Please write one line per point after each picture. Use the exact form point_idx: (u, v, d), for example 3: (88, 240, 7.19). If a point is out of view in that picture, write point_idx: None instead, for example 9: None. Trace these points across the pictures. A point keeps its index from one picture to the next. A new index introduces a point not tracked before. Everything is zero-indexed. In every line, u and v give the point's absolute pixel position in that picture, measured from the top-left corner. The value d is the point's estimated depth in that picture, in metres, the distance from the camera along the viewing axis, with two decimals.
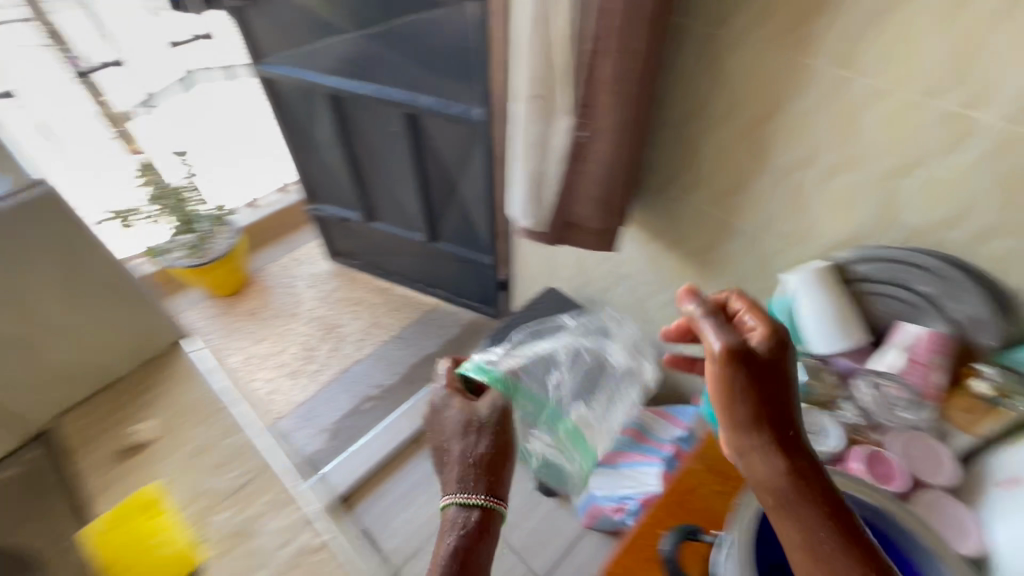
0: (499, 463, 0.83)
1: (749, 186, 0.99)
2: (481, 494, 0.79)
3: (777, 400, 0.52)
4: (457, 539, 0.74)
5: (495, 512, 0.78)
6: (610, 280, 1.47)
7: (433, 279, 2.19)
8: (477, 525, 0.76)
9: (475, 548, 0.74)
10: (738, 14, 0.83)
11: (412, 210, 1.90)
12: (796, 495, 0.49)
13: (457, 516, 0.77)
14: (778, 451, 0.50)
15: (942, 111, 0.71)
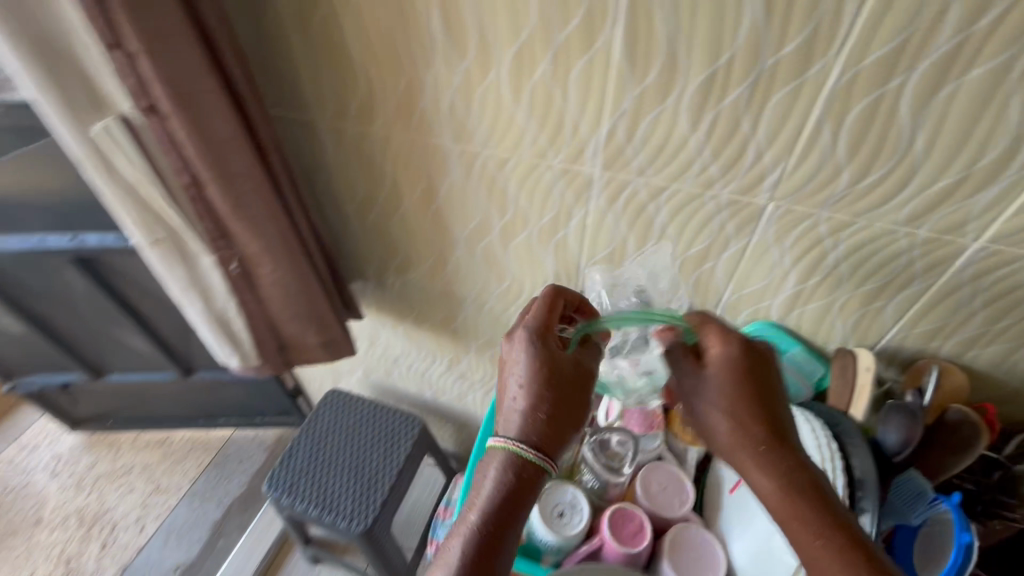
0: (571, 402, 0.57)
1: (449, 258, 0.94)
2: (536, 445, 0.54)
3: (753, 423, 0.56)
4: (505, 488, 0.52)
5: (542, 465, 0.54)
6: (386, 363, 1.36)
7: (214, 410, 1.86)
8: (521, 470, 0.53)
9: (513, 512, 0.52)
10: (349, 103, 0.75)
11: (145, 350, 1.57)
12: (801, 496, 0.52)
13: (511, 455, 0.54)
14: (766, 471, 0.54)
15: (555, 169, 0.71)
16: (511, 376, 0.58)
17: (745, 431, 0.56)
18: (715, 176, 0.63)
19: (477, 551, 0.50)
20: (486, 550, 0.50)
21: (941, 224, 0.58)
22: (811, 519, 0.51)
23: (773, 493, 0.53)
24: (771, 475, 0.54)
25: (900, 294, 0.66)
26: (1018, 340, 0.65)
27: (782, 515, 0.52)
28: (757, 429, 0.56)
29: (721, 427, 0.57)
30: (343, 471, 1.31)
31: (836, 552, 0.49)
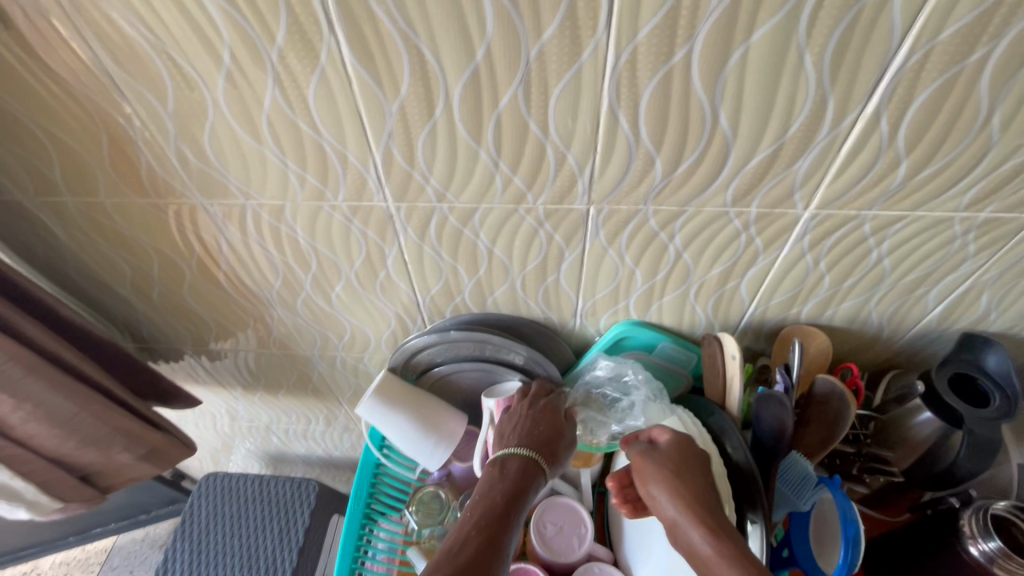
0: (549, 451, 0.61)
1: (272, 322, 0.78)
2: (541, 452, 0.61)
3: (693, 490, 0.51)
4: (506, 489, 0.56)
5: (538, 469, 0.59)
6: (260, 434, 1.18)
7: (84, 523, 1.59)
8: (522, 473, 0.58)
9: (512, 512, 0.55)
10: (49, 174, 0.56)
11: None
12: (739, 561, 0.44)
13: (517, 459, 0.59)
14: (703, 531, 0.47)
15: (342, 209, 0.57)
16: (515, 414, 0.65)
17: (682, 501, 0.50)
18: (523, 189, 0.52)
19: (476, 549, 0.50)
20: (482, 552, 0.50)
21: (768, 199, 0.51)
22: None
23: (710, 563, 0.46)
24: (707, 538, 0.47)
25: (748, 274, 0.61)
26: (867, 295, 0.62)
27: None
28: (691, 495, 0.50)
29: (664, 504, 0.51)
30: (238, 567, 1.13)
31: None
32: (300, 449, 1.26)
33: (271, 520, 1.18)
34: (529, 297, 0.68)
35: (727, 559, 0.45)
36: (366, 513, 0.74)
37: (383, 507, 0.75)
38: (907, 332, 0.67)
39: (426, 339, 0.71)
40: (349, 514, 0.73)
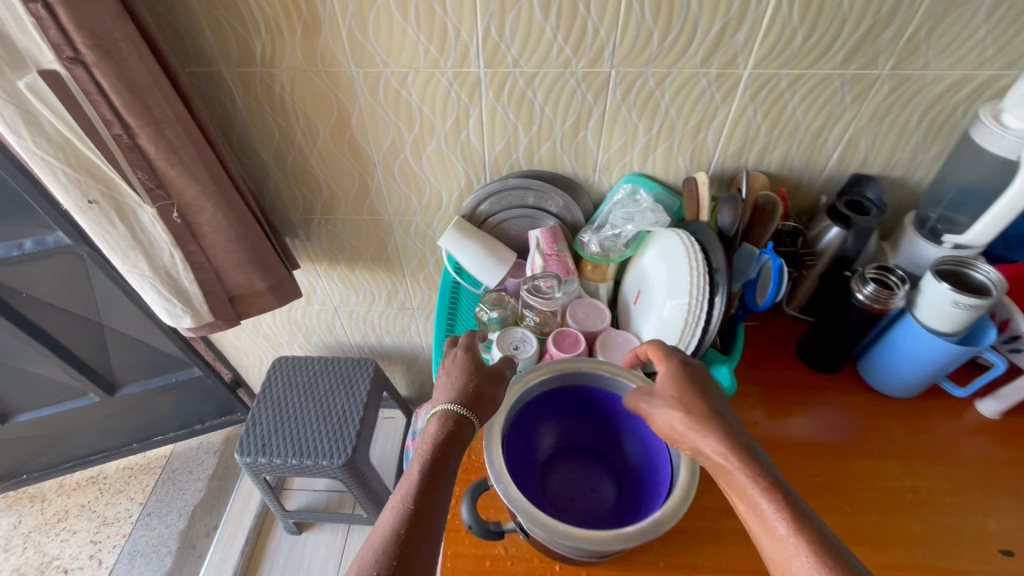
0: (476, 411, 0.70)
1: (371, 184, 1.06)
2: (464, 406, 0.69)
3: (696, 417, 0.66)
4: (433, 445, 0.65)
5: (464, 421, 0.68)
6: (327, 319, 1.44)
7: (147, 430, 1.80)
8: (447, 430, 0.67)
9: (436, 468, 0.63)
10: (252, 48, 0.84)
11: (61, 373, 1.50)
12: (752, 474, 0.60)
13: (440, 421, 0.68)
14: (722, 450, 0.62)
15: (449, 75, 0.86)
16: (440, 377, 0.75)
17: (699, 429, 0.65)
18: (570, 55, 0.83)
19: (404, 514, 0.58)
20: (411, 512, 0.58)
21: (723, 61, 0.83)
22: (757, 496, 0.58)
23: (729, 473, 0.61)
24: (720, 459, 0.62)
25: (712, 126, 0.92)
26: (790, 142, 0.94)
27: (738, 492, 0.60)
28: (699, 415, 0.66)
29: (676, 424, 0.67)
30: (314, 418, 1.37)
31: (786, 524, 0.56)
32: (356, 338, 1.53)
33: (337, 385, 1.43)
34: (565, 154, 0.98)
35: (742, 472, 0.61)
36: (450, 310, 1.06)
37: (461, 309, 1.07)
38: (819, 175, 0.99)
39: (489, 188, 1.01)
40: (440, 306, 1.05)
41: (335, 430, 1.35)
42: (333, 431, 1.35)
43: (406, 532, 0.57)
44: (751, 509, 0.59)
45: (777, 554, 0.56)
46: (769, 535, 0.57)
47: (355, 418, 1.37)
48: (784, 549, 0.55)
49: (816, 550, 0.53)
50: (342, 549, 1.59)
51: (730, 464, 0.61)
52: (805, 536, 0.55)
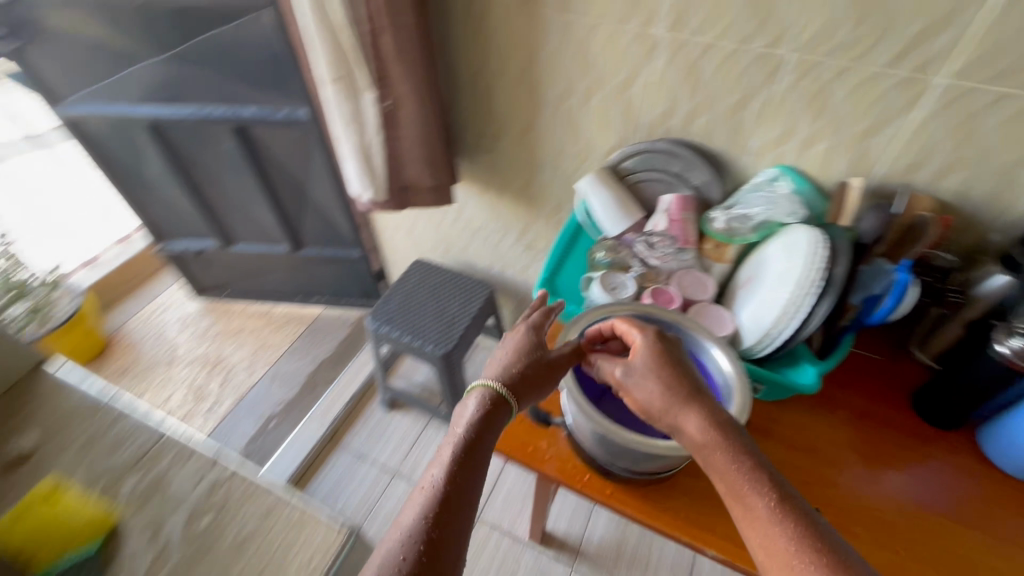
0: (521, 392, 0.79)
1: (537, 122, 1.20)
2: (505, 386, 0.79)
3: (681, 395, 0.70)
4: (472, 418, 0.75)
5: (505, 405, 0.78)
6: (465, 239, 1.65)
7: (309, 290, 2.23)
8: (486, 410, 0.76)
9: (466, 453, 0.72)
10: None
11: (269, 222, 1.94)
12: (737, 455, 0.64)
13: (478, 398, 0.78)
14: (703, 428, 0.67)
15: (632, 34, 0.96)
16: (499, 351, 0.85)
17: (686, 407, 0.69)
18: (750, 33, 0.87)
19: (434, 498, 0.67)
20: (440, 495, 0.67)
21: (913, 66, 0.80)
22: (741, 480, 0.62)
23: (709, 452, 0.66)
24: (703, 438, 0.66)
25: (883, 133, 0.89)
26: (971, 170, 0.87)
27: (718, 471, 0.64)
28: (683, 396, 0.70)
29: (653, 394, 0.71)
30: (432, 312, 1.60)
31: (767, 505, 0.60)
32: (483, 265, 1.72)
33: (457, 295, 1.64)
34: (718, 131, 1.02)
35: (726, 455, 0.65)
36: (568, 244, 1.17)
37: (577, 247, 1.17)
38: (999, 216, 0.89)
39: (638, 147, 1.09)
40: (559, 238, 1.16)
41: (443, 328, 1.57)
42: (442, 328, 1.56)
43: (424, 510, 0.66)
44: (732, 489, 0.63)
45: (754, 534, 0.60)
46: (749, 518, 0.61)
47: (463, 324, 1.57)
48: (762, 533, 0.59)
49: (799, 534, 0.58)
50: (416, 436, 1.83)
51: (717, 445, 0.65)
52: (786, 517, 0.59)
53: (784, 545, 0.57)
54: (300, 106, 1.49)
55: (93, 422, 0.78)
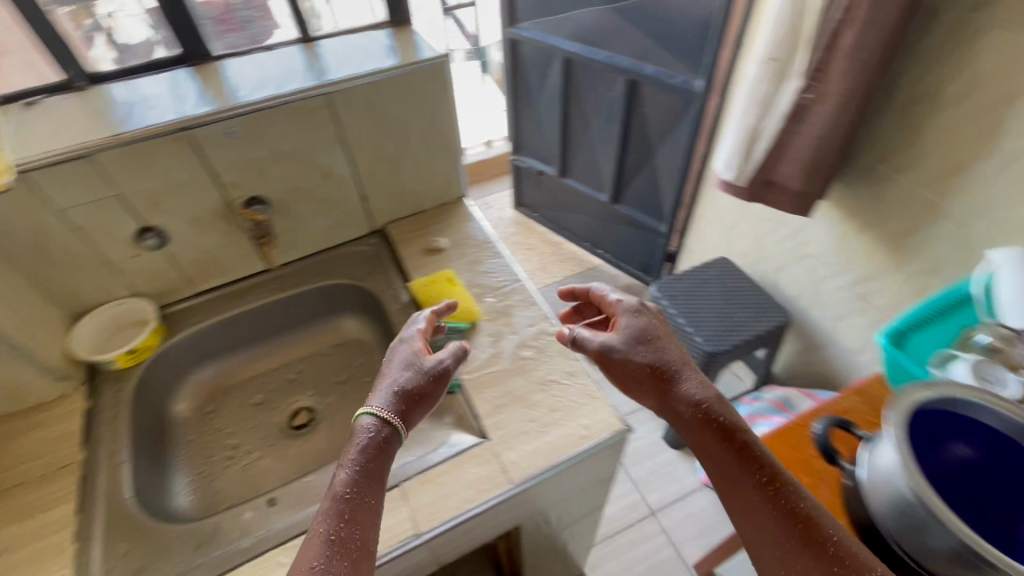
0: (370, 465, 0.54)
1: (972, 168, 0.98)
2: (395, 414, 0.58)
3: (651, 375, 0.60)
4: (354, 462, 0.54)
5: (393, 430, 0.57)
6: (786, 260, 1.52)
7: (599, 243, 2.40)
8: (371, 450, 0.55)
9: (363, 482, 0.52)
10: None
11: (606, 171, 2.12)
12: (731, 460, 0.53)
13: (367, 429, 0.56)
14: (700, 407, 0.57)
15: None
16: (388, 374, 0.62)
17: (664, 394, 0.59)
18: None
19: (339, 498, 0.51)
20: (349, 500, 0.51)
21: None
22: (752, 490, 0.51)
23: (712, 441, 0.55)
24: (696, 416, 0.56)
25: None
26: None
27: (714, 453, 0.55)
28: (647, 385, 0.61)
29: (630, 364, 0.62)
30: (720, 307, 1.54)
31: (779, 511, 0.50)
32: (786, 295, 1.56)
33: (752, 304, 1.53)
34: None
35: (698, 442, 0.56)
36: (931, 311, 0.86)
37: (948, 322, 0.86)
38: None
39: None
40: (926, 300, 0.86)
41: (725, 325, 1.49)
42: (724, 325, 1.49)
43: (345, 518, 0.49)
44: (703, 452, 0.56)
45: (731, 506, 0.53)
46: (729, 484, 0.53)
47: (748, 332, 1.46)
48: (760, 533, 0.50)
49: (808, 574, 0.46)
50: None
51: (687, 426, 0.57)
52: (785, 521, 0.49)
53: (779, 547, 0.48)
54: (698, 78, 1.55)
55: (480, 250, 1.02)
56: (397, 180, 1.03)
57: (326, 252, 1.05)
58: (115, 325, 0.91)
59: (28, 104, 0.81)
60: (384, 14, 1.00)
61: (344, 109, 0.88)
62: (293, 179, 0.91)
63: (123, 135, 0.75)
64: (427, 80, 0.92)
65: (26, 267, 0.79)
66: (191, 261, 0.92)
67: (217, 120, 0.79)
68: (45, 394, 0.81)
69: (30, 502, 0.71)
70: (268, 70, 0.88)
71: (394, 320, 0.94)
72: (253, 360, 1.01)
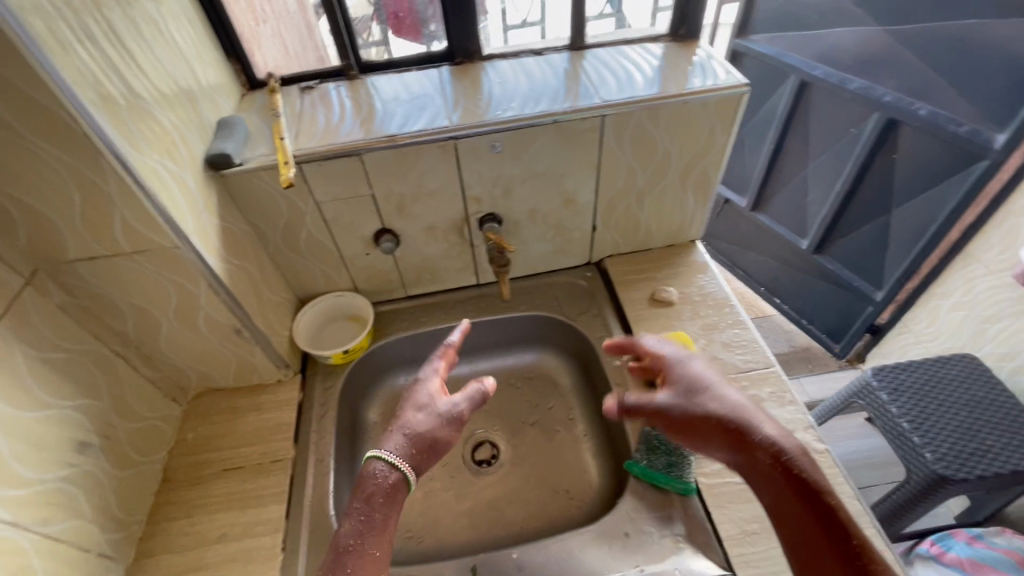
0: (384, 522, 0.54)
1: None
2: (398, 462, 0.57)
3: (720, 425, 0.60)
4: (359, 513, 0.54)
5: (402, 485, 0.57)
6: None
7: (778, 290, 2.10)
8: (382, 491, 0.55)
9: (373, 530, 0.53)
10: None
11: (814, 217, 1.81)
12: (798, 524, 0.53)
13: (376, 475, 0.56)
14: (776, 468, 0.55)
15: None
16: (399, 424, 0.60)
17: (745, 447, 0.58)
18: None
19: (344, 559, 0.51)
20: (360, 561, 0.51)
21: None
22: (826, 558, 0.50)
23: (783, 505, 0.54)
24: (747, 460, 0.58)
25: None
26: None
27: (792, 520, 0.53)
28: (726, 441, 0.59)
29: (695, 417, 0.62)
30: (961, 421, 1.23)
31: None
32: None
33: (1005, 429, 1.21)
34: None
35: (779, 503, 0.55)
36: None
37: None
38: None
39: None
40: None
41: (967, 445, 1.19)
42: (965, 445, 1.19)
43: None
44: (781, 513, 0.55)
45: (794, 550, 0.54)
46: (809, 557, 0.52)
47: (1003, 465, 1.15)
48: None
49: None
50: None
51: (767, 484, 0.56)
52: None
53: None
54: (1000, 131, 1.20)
55: (719, 313, 0.86)
56: (634, 216, 0.90)
57: (536, 277, 0.95)
58: (330, 316, 0.89)
59: (304, 88, 0.80)
60: (664, 29, 0.87)
61: (613, 135, 0.76)
62: (535, 199, 0.82)
63: (396, 137, 0.70)
64: (714, 112, 0.77)
65: (276, 251, 0.79)
66: (411, 267, 0.88)
67: (487, 132, 0.72)
68: (266, 378, 0.81)
69: (246, 491, 0.71)
70: (535, 81, 0.80)
71: (609, 377, 0.82)
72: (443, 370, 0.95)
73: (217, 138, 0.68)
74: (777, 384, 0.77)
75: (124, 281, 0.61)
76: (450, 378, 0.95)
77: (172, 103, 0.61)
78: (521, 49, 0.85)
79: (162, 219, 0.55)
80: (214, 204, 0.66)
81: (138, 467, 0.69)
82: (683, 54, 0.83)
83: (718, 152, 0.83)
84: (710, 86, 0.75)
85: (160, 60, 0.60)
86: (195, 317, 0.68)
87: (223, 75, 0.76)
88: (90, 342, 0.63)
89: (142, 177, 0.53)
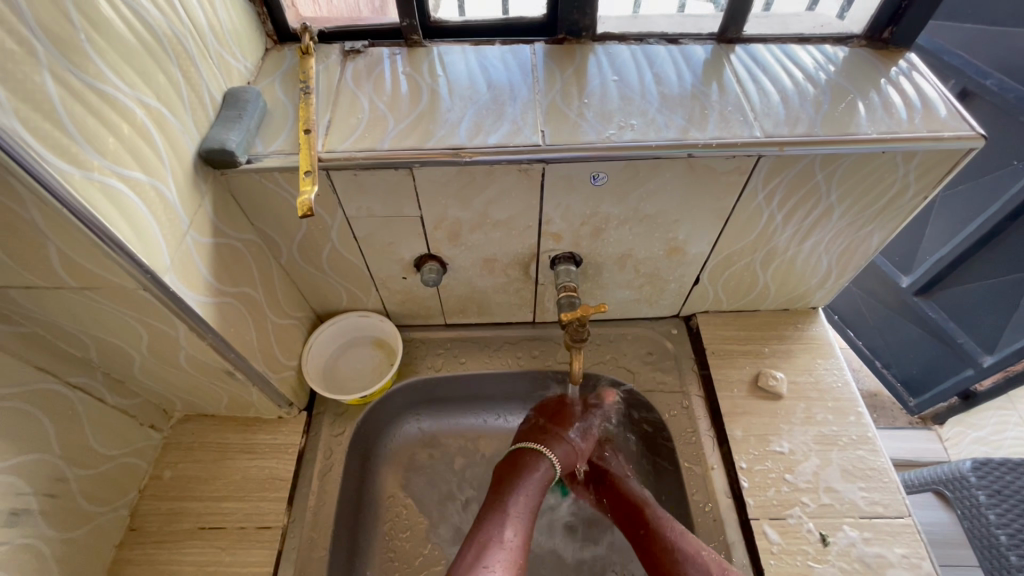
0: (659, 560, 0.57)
1: None
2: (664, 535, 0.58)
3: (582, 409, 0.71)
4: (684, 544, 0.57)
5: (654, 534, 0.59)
6: None
7: None
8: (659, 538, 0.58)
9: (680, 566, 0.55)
10: None
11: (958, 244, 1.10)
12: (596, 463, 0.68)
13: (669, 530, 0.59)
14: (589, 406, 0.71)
15: None
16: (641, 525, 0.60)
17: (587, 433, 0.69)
18: None
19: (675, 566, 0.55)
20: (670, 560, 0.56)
21: None
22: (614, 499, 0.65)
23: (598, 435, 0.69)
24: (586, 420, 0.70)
25: None
26: None
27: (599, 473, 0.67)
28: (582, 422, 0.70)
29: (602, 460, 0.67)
30: None
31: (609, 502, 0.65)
32: None
33: None
34: None
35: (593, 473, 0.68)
36: None
37: None
38: None
39: None
40: None
41: None
42: None
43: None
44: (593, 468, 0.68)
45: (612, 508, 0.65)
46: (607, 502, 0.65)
47: None
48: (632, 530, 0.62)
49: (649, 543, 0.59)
50: None
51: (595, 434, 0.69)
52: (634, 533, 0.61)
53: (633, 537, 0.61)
54: None
55: (841, 421, 0.66)
56: (752, 275, 0.68)
57: (607, 323, 0.76)
58: (349, 339, 0.73)
59: (349, 51, 0.60)
60: (858, 28, 0.61)
61: (760, 182, 0.54)
62: (630, 244, 0.62)
63: (463, 150, 0.50)
64: (915, 168, 0.54)
65: (290, 263, 0.62)
66: (455, 297, 0.70)
67: (588, 160, 0.50)
68: (264, 412, 0.66)
69: (223, 564, 0.58)
70: (663, 83, 0.56)
71: (683, 482, 0.65)
72: (476, 411, 0.77)
73: (219, 120, 0.49)
74: (909, 542, 0.58)
75: (78, 316, 0.45)
76: (481, 421, 0.77)
77: (158, 77, 0.43)
78: (648, 28, 0.61)
79: (117, 258, 0.38)
80: (206, 214, 0.48)
81: (98, 518, 0.56)
82: (880, 69, 0.58)
83: (895, 214, 0.60)
84: (922, 135, 0.51)
85: (136, 10, 0.40)
86: (174, 356, 0.52)
87: (241, 22, 0.55)
88: (34, 379, 0.48)
89: (85, 204, 0.35)
